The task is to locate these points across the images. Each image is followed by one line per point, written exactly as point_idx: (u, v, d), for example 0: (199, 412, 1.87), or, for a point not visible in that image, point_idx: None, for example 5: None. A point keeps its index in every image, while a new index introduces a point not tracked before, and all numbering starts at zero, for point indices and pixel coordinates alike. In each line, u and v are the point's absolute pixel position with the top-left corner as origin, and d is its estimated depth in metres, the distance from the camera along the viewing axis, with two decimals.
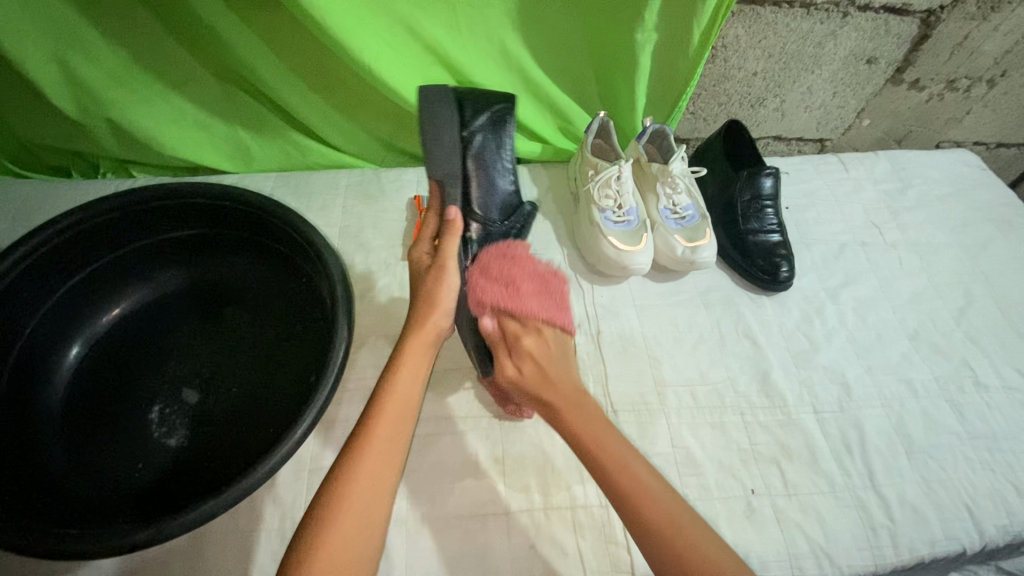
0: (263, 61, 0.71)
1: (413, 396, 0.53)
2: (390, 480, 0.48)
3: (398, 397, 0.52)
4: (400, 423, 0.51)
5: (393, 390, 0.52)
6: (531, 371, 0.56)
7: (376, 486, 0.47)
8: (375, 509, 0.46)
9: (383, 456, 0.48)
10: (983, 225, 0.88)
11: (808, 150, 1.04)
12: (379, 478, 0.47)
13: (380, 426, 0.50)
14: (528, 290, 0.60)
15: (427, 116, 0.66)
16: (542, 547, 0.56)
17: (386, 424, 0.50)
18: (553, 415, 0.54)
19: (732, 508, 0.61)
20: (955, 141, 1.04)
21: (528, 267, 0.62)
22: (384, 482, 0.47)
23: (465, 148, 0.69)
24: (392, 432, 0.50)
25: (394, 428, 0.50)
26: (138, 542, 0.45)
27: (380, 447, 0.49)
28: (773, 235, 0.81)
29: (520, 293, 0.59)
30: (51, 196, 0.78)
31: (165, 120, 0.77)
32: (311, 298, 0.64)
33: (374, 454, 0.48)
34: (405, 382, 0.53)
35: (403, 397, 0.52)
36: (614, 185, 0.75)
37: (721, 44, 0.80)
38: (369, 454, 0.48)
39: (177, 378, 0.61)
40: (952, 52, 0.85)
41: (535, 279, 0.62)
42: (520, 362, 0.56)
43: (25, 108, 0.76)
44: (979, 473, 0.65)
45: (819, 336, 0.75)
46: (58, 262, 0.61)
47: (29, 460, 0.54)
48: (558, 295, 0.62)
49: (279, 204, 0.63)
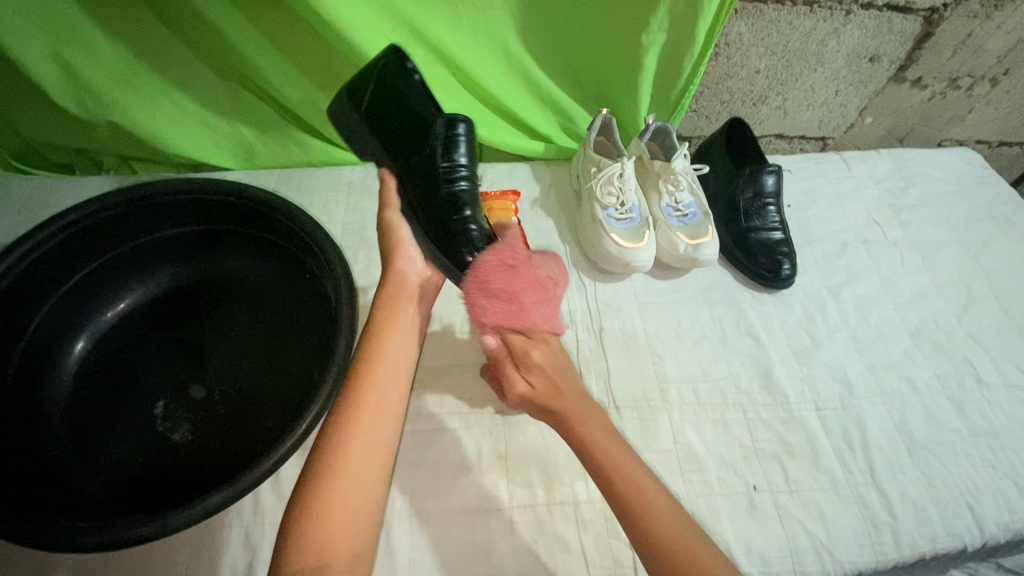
0: (267, 58, 0.71)
1: (404, 352, 0.53)
2: (383, 447, 0.48)
3: (387, 355, 0.52)
4: (390, 387, 0.51)
5: (382, 348, 0.52)
6: (542, 385, 0.53)
7: (371, 450, 0.47)
8: (372, 474, 0.47)
9: (375, 419, 0.48)
10: (985, 223, 0.88)
11: (810, 148, 1.04)
12: (373, 442, 0.47)
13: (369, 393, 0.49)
14: (531, 299, 0.54)
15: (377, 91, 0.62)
16: (545, 542, 0.57)
17: (376, 389, 0.50)
18: (563, 423, 0.52)
19: (734, 504, 0.61)
20: (957, 139, 1.04)
21: (528, 275, 0.55)
22: (378, 446, 0.47)
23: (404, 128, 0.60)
24: (383, 395, 0.50)
25: (383, 393, 0.50)
26: (143, 535, 0.45)
27: (372, 411, 0.49)
28: (775, 233, 0.81)
29: (523, 308, 0.53)
30: (55, 192, 0.78)
31: (168, 117, 0.77)
32: (315, 294, 0.65)
33: (366, 420, 0.48)
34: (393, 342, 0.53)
35: (393, 358, 0.52)
36: (617, 182, 0.76)
37: (724, 42, 0.80)
38: (361, 417, 0.48)
39: (181, 373, 0.61)
40: (955, 50, 0.85)
41: (536, 285, 0.56)
42: (530, 377, 0.53)
43: (28, 105, 0.76)
44: (980, 470, 0.66)
45: (821, 333, 0.75)
46: (62, 257, 0.61)
47: (34, 453, 0.54)
48: (556, 301, 0.57)
49: (284, 200, 0.63)
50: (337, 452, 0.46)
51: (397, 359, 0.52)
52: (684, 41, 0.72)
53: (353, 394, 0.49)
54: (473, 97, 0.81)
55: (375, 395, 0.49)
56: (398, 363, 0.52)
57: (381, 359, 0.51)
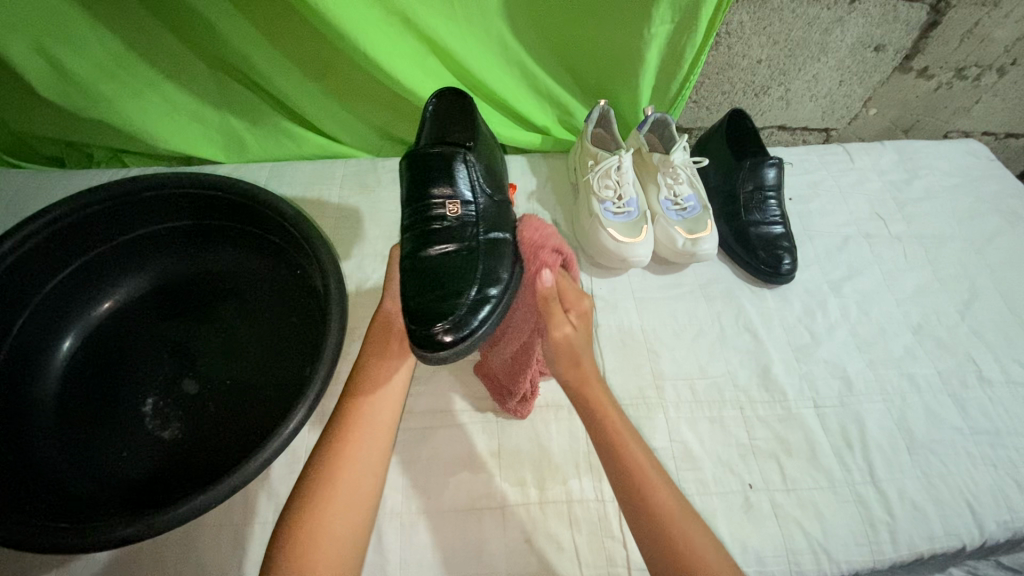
0: (256, 49, 0.70)
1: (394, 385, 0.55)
2: (370, 480, 0.50)
3: (377, 390, 0.54)
4: (377, 420, 0.52)
5: (372, 382, 0.54)
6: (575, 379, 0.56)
7: (358, 481, 0.49)
8: (359, 503, 0.48)
9: (364, 451, 0.50)
10: (990, 217, 0.87)
11: (813, 140, 1.02)
12: (362, 473, 0.49)
13: (356, 427, 0.51)
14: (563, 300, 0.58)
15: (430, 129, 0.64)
16: (538, 541, 0.56)
17: (364, 421, 0.52)
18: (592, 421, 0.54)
19: (730, 502, 0.60)
20: (963, 130, 1.02)
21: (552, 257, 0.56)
22: (366, 476, 0.49)
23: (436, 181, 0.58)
24: (371, 428, 0.52)
25: (372, 427, 0.52)
26: (128, 536, 0.44)
27: (360, 443, 0.50)
28: (776, 227, 0.79)
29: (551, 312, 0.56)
30: (44, 186, 0.78)
31: (158, 110, 0.76)
32: (306, 290, 0.64)
33: (355, 451, 0.50)
34: (381, 375, 0.55)
35: (381, 392, 0.54)
36: (614, 175, 0.74)
37: (725, 31, 0.78)
38: (349, 449, 0.50)
39: (171, 370, 0.61)
40: (962, 39, 0.83)
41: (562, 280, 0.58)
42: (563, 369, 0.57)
43: (16, 98, 0.75)
44: (980, 469, 0.65)
45: (820, 330, 0.74)
46: (49, 254, 0.60)
47: (22, 452, 0.53)
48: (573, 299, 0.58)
49: (273, 194, 0.62)
50: (326, 481, 0.47)
51: (388, 395, 0.54)
52: (685, 32, 0.70)
53: (343, 427, 0.51)
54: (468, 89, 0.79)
55: (364, 428, 0.51)
56: (389, 397, 0.54)
57: (371, 393, 0.53)
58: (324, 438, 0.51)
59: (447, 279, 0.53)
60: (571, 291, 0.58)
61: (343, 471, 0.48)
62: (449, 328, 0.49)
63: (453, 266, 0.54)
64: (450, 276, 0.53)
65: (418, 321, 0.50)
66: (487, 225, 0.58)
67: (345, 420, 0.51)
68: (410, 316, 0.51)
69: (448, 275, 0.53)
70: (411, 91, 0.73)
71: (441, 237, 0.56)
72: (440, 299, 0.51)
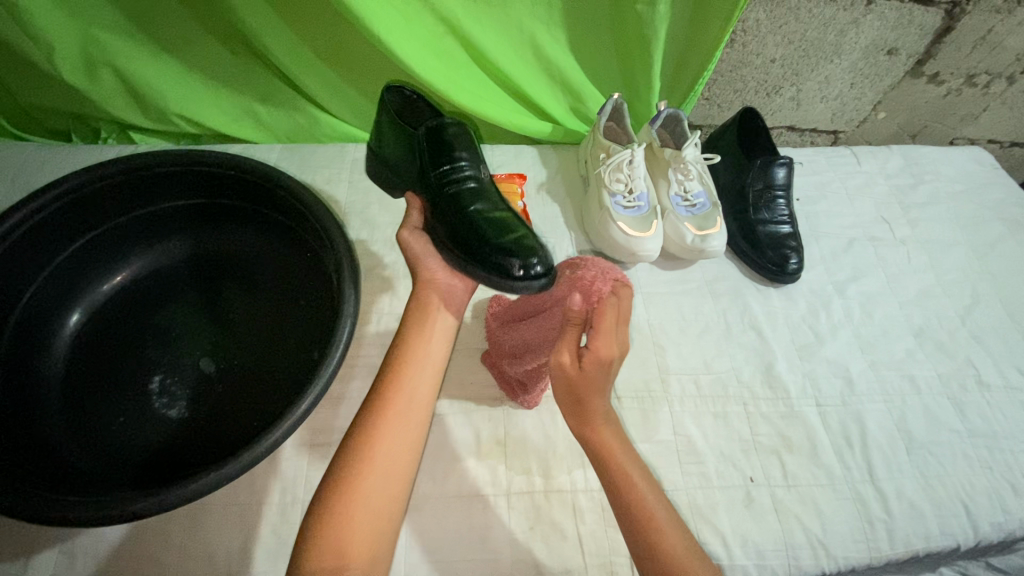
0: (269, 26, 0.69)
1: (432, 364, 0.54)
2: (409, 459, 0.48)
3: (414, 365, 0.53)
4: (414, 392, 0.51)
5: (412, 357, 0.53)
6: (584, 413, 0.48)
7: (393, 454, 0.47)
8: (393, 479, 0.47)
9: (400, 424, 0.49)
10: (994, 224, 0.88)
11: (821, 142, 1.03)
12: (398, 446, 0.48)
13: (395, 405, 0.49)
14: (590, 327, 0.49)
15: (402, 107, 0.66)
16: (542, 528, 0.57)
17: (399, 395, 0.50)
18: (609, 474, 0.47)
19: (732, 497, 0.61)
20: (969, 138, 1.03)
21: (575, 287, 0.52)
22: (402, 450, 0.48)
23: (439, 151, 0.60)
24: (408, 404, 0.50)
25: (410, 402, 0.50)
26: (138, 511, 0.44)
27: (396, 418, 0.49)
28: (784, 227, 0.80)
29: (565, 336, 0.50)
30: (52, 160, 0.77)
31: (167, 86, 0.75)
32: (315, 274, 0.63)
33: (390, 425, 0.48)
34: (420, 348, 0.54)
35: (417, 366, 0.53)
36: (626, 169, 0.74)
37: (741, 29, 0.78)
38: (385, 422, 0.48)
39: (177, 349, 0.61)
40: (974, 46, 0.83)
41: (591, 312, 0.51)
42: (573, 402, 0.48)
43: (24, 69, 0.74)
44: (977, 472, 0.66)
45: (824, 330, 0.75)
46: (58, 227, 0.60)
47: (27, 425, 0.53)
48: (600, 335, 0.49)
49: (285, 174, 0.62)
50: (360, 454, 0.46)
51: (422, 370, 0.53)
52: (707, 9, 0.70)
53: (378, 400, 0.49)
54: (481, 78, 0.79)
55: (400, 401, 0.50)
56: (424, 372, 0.53)
57: (406, 367, 0.52)
58: (360, 413, 0.50)
59: (500, 231, 0.56)
60: (612, 323, 0.47)
61: (379, 443, 0.47)
62: (531, 263, 0.54)
63: (496, 220, 0.58)
64: (499, 229, 0.57)
65: (504, 260, 0.54)
66: (490, 186, 0.63)
67: (382, 394, 0.50)
68: (500, 258, 0.54)
69: (498, 227, 0.57)
70: (426, 77, 0.72)
71: (470, 199, 0.59)
72: (504, 249, 0.54)
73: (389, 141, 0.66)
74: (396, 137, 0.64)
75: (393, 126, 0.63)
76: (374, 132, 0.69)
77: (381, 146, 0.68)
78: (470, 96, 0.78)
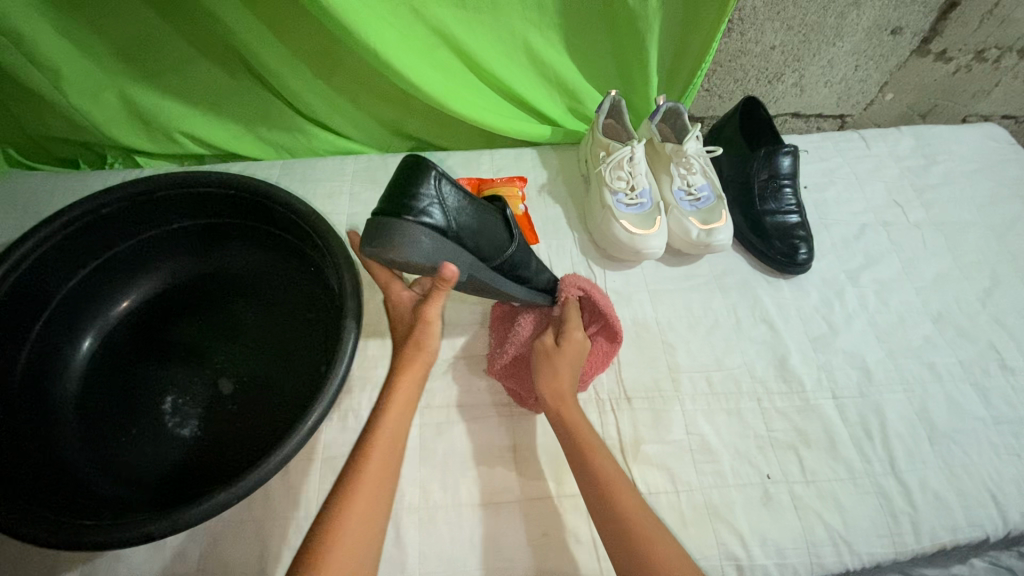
0: (265, 45, 0.69)
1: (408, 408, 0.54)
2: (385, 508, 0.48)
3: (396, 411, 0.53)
4: (389, 461, 0.50)
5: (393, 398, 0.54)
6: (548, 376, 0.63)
7: (368, 528, 0.46)
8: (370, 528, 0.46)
9: (383, 472, 0.49)
10: (1013, 202, 0.85)
11: (828, 127, 1.01)
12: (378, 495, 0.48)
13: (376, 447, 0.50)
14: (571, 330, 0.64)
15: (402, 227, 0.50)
16: (556, 534, 0.56)
17: (373, 463, 0.49)
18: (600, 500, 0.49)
19: (749, 495, 0.60)
20: (982, 114, 1.00)
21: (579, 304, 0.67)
22: (384, 498, 0.48)
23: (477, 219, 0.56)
24: (390, 449, 0.50)
25: (393, 444, 0.51)
26: (152, 532, 0.45)
27: (381, 463, 0.49)
28: (792, 216, 0.78)
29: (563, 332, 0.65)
30: (61, 188, 0.78)
31: (169, 110, 0.77)
32: (318, 287, 0.64)
33: (374, 470, 0.48)
34: (393, 415, 0.52)
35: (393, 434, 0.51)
36: (626, 167, 0.73)
37: (738, 17, 0.77)
38: (359, 494, 0.47)
39: (186, 368, 0.61)
40: (981, 21, 0.81)
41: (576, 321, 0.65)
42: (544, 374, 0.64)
43: (29, 101, 0.75)
44: (1004, 459, 0.64)
45: (838, 319, 0.73)
46: (65, 255, 0.61)
47: (45, 449, 0.54)
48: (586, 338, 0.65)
49: (284, 190, 0.62)
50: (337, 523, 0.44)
51: (403, 414, 0.53)
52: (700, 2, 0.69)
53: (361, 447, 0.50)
54: (477, 84, 0.79)
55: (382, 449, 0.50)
56: (404, 419, 0.53)
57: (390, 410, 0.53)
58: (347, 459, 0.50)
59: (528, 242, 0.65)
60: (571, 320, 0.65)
61: (353, 518, 0.45)
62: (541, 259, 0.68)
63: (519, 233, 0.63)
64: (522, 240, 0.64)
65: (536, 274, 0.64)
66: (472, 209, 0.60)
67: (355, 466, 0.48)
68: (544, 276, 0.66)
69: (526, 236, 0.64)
70: (420, 86, 0.72)
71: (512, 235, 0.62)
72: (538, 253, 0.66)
73: (449, 203, 0.53)
74: (460, 203, 0.54)
75: (456, 190, 0.54)
76: (398, 195, 0.52)
77: (432, 207, 0.52)
78: (466, 102, 0.77)
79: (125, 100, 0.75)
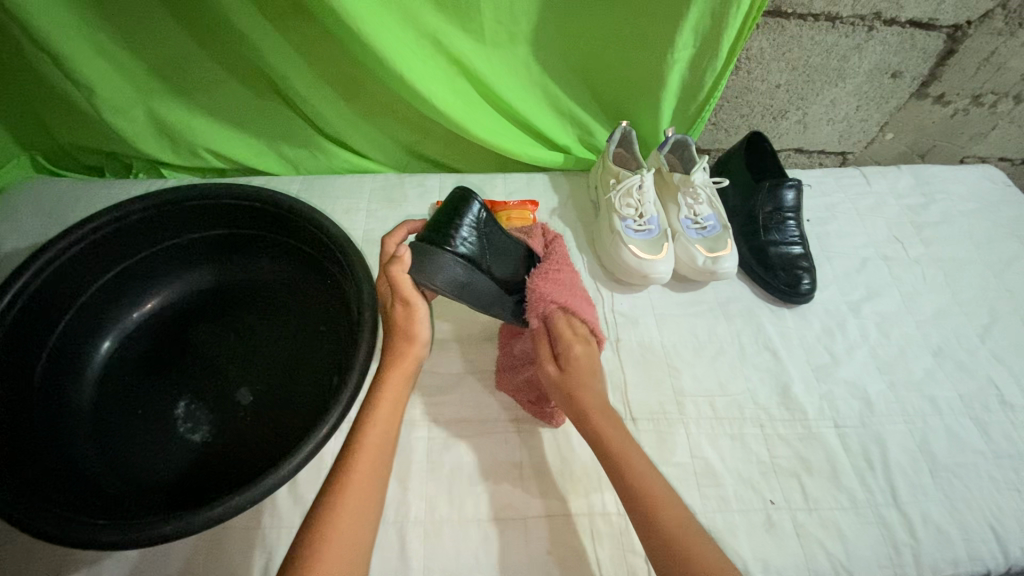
0: (294, 67, 0.72)
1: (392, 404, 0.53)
2: (374, 502, 0.47)
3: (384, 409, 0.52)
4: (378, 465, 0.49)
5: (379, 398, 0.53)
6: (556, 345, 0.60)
7: (357, 533, 0.45)
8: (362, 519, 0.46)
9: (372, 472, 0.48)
10: (1009, 242, 0.87)
11: (829, 163, 1.04)
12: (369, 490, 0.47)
13: (367, 447, 0.49)
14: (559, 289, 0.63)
15: (432, 257, 0.54)
16: (560, 552, 0.56)
17: (360, 472, 0.48)
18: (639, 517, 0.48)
19: (752, 520, 0.60)
20: (979, 156, 1.03)
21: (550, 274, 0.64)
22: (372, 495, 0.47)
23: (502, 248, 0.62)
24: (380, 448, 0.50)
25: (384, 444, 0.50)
26: (165, 533, 0.45)
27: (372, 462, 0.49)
28: (795, 247, 0.81)
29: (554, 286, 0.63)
30: (87, 195, 0.80)
31: (194, 123, 0.79)
32: (335, 299, 0.65)
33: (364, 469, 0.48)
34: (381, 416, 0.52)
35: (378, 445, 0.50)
36: (636, 194, 0.75)
37: (745, 56, 0.80)
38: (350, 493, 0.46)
39: (200, 375, 0.62)
40: (978, 67, 0.84)
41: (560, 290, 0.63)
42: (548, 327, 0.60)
43: (64, 112, 0.78)
44: (1004, 494, 0.64)
45: (840, 349, 0.74)
46: (89, 259, 0.63)
47: (59, 449, 0.55)
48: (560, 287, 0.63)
49: (309, 205, 0.64)
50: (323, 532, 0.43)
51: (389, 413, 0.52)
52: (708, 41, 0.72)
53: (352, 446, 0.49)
54: (493, 110, 0.81)
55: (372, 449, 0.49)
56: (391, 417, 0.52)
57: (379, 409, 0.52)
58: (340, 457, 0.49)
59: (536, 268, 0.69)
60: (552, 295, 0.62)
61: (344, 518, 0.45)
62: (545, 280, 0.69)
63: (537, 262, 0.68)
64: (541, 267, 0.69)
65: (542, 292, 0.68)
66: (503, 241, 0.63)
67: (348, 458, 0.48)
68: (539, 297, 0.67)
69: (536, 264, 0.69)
70: (440, 110, 0.75)
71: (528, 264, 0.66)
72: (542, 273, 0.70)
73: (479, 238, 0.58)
74: (486, 241, 0.59)
75: (485, 224, 0.59)
76: (436, 229, 0.57)
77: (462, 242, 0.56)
78: (482, 127, 0.80)
79: (153, 113, 0.77)
